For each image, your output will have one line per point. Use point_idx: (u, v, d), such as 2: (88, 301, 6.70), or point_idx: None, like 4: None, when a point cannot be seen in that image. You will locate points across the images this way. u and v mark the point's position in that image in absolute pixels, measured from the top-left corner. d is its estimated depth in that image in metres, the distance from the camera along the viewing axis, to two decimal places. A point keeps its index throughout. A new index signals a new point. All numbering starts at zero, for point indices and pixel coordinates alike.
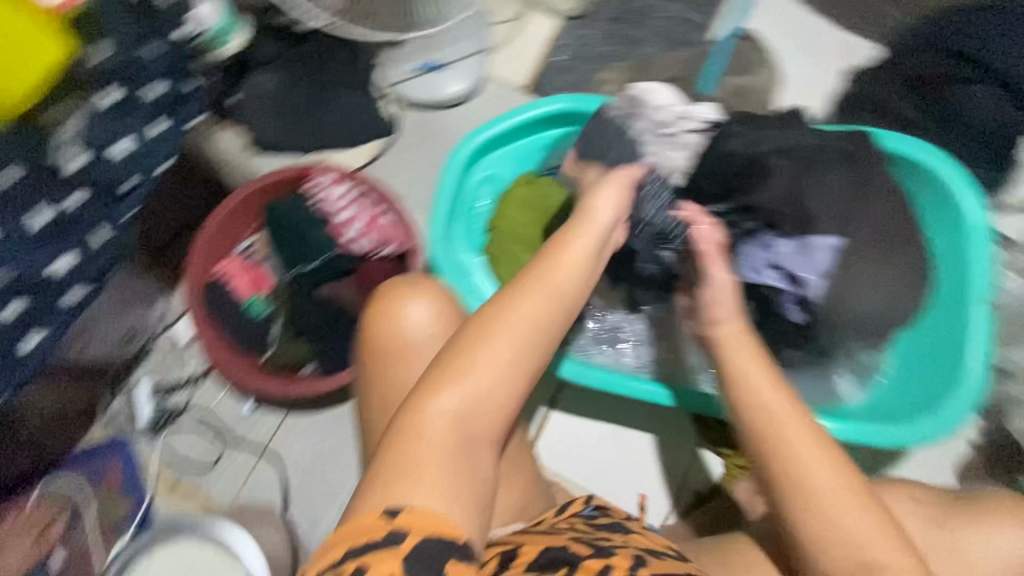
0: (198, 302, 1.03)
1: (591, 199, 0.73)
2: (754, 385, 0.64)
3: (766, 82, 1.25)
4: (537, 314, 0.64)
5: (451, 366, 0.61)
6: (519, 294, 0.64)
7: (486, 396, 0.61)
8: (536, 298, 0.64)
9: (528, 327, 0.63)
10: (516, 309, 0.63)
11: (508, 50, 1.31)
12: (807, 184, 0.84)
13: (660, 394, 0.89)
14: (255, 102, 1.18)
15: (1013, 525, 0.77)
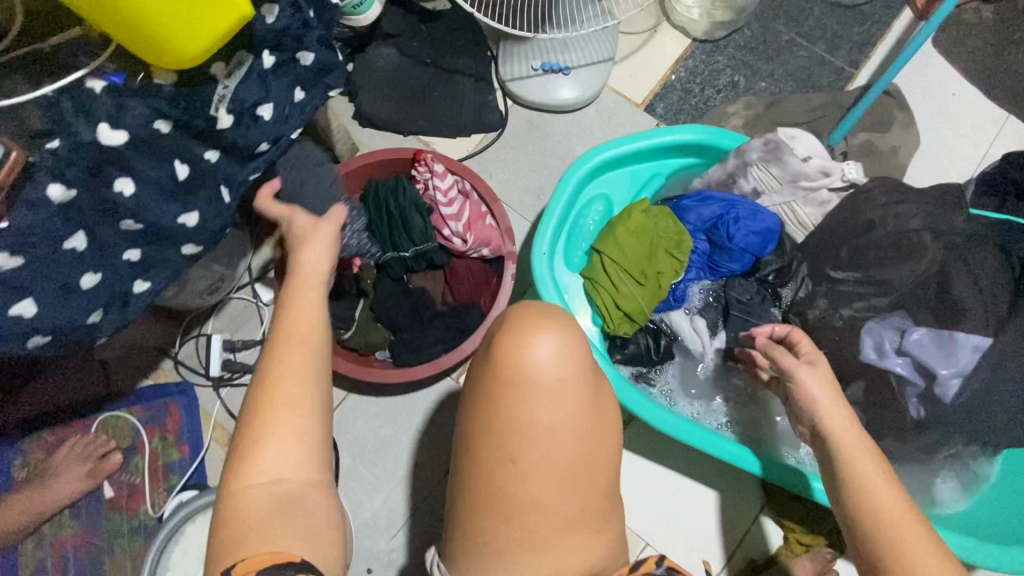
0: (287, 268, 1.01)
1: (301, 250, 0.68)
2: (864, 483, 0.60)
3: (901, 143, 1.17)
4: (310, 366, 0.59)
5: (245, 439, 0.55)
6: (281, 345, 0.60)
7: (302, 451, 0.55)
8: (302, 350, 0.59)
9: (314, 377, 0.59)
10: (291, 364, 0.58)
11: (631, 62, 1.26)
12: (951, 271, 0.79)
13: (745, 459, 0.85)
14: (372, 74, 1.17)
15: None
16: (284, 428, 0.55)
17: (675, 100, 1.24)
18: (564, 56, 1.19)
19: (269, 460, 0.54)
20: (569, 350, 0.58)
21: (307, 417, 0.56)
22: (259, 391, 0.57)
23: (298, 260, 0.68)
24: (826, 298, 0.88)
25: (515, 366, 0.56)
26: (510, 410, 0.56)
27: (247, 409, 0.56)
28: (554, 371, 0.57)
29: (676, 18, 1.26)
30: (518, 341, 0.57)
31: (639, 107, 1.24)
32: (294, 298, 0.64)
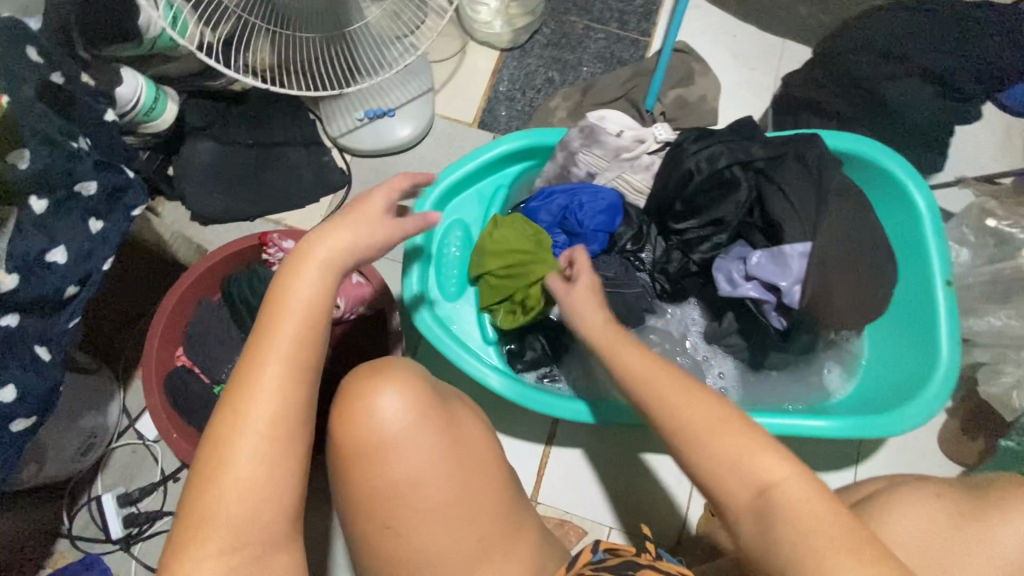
0: (160, 397, 0.93)
1: (289, 275, 0.56)
2: (676, 407, 0.61)
3: (707, 91, 1.28)
4: (296, 390, 0.53)
5: (211, 452, 0.51)
6: (263, 365, 0.52)
7: (271, 475, 0.51)
8: (282, 378, 0.53)
9: (295, 406, 0.53)
10: (261, 391, 0.52)
11: (451, 88, 1.30)
12: (765, 192, 0.88)
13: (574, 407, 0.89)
14: (194, 173, 1.13)
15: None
16: (249, 446, 0.51)
17: (503, 110, 1.30)
18: (384, 99, 1.20)
19: (232, 487, 0.50)
20: (413, 402, 0.59)
21: (279, 454, 0.52)
22: (232, 413, 0.52)
23: (308, 255, 0.57)
24: (680, 249, 0.96)
25: (361, 433, 0.58)
26: (370, 478, 0.58)
27: (217, 421, 0.52)
28: (396, 425, 0.58)
29: (479, 36, 1.31)
30: (360, 408, 0.58)
31: (473, 126, 1.29)
32: (282, 312, 0.54)
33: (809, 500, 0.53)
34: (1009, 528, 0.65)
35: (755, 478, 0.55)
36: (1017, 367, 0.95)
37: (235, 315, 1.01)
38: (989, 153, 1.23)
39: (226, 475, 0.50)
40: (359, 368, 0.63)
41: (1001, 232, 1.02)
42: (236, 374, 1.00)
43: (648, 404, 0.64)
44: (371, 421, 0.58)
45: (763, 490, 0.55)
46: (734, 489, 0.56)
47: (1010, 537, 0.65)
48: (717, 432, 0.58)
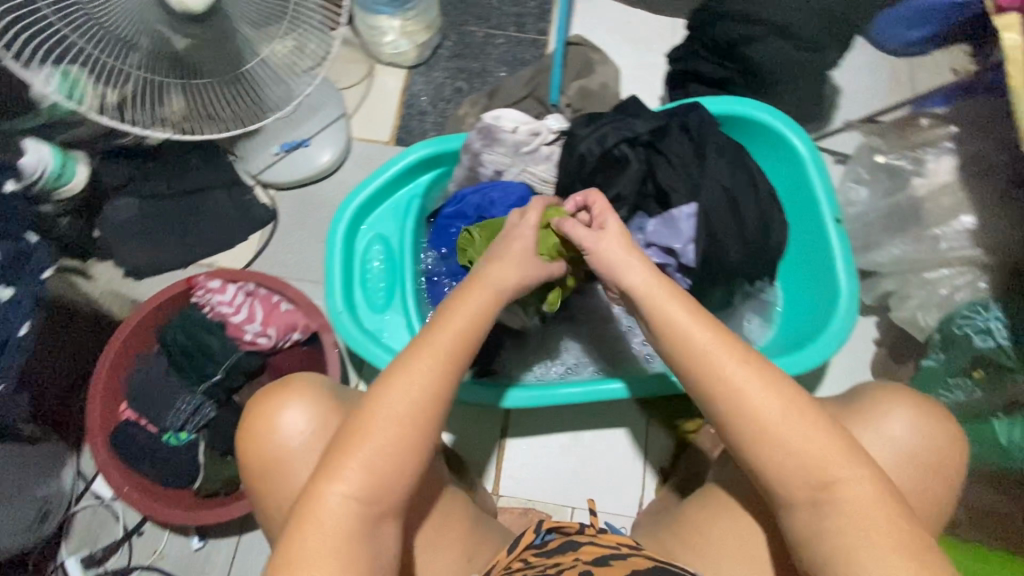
0: (107, 453, 0.94)
1: (488, 270, 0.72)
2: (750, 399, 0.60)
3: (608, 77, 1.33)
4: (421, 409, 0.61)
5: (339, 448, 0.60)
6: (397, 380, 0.62)
7: (375, 473, 0.60)
8: (409, 393, 0.62)
9: (420, 406, 0.62)
10: (390, 403, 0.61)
11: (363, 112, 1.34)
12: (655, 164, 0.93)
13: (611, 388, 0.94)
14: (119, 232, 1.16)
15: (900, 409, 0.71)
16: (369, 448, 0.60)
17: (418, 125, 1.35)
18: (298, 130, 1.23)
19: (344, 479, 0.59)
20: (317, 417, 0.69)
21: (411, 445, 0.61)
22: (366, 418, 0.61)
23: (478, 284, 0.70)
24: None
25: (270, 448, 0.69)
26: (279, 486, 0.69)
27: (352, 424, 0.61)
28: (300, 432, 0.69)
29: (384, 57, 1.36)
30: (269, 425, 0.69)
31: (390, 144, 1.33)
32: (430, 337, 0.65)
33: (869, 499, 0.58)
34: (889, 421, 0.70)
35: (825, 475, 0.59)
36: (920, 289, 1.00)
37: (172, 362, 1.02)
38: (879, 92, 1.29)
39: (346, 466, 0.59)
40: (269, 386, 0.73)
41: (891, 165, 1.06)
42: (181, 419, 1.00)
43: (710, 385, 0.62)
44: (279, 436, 0.69)
45: (827, 485, 0.59)
46: (795, 482, 0.60)
47: (896, 421, 0.70)
48: (792, 417, 0.60)
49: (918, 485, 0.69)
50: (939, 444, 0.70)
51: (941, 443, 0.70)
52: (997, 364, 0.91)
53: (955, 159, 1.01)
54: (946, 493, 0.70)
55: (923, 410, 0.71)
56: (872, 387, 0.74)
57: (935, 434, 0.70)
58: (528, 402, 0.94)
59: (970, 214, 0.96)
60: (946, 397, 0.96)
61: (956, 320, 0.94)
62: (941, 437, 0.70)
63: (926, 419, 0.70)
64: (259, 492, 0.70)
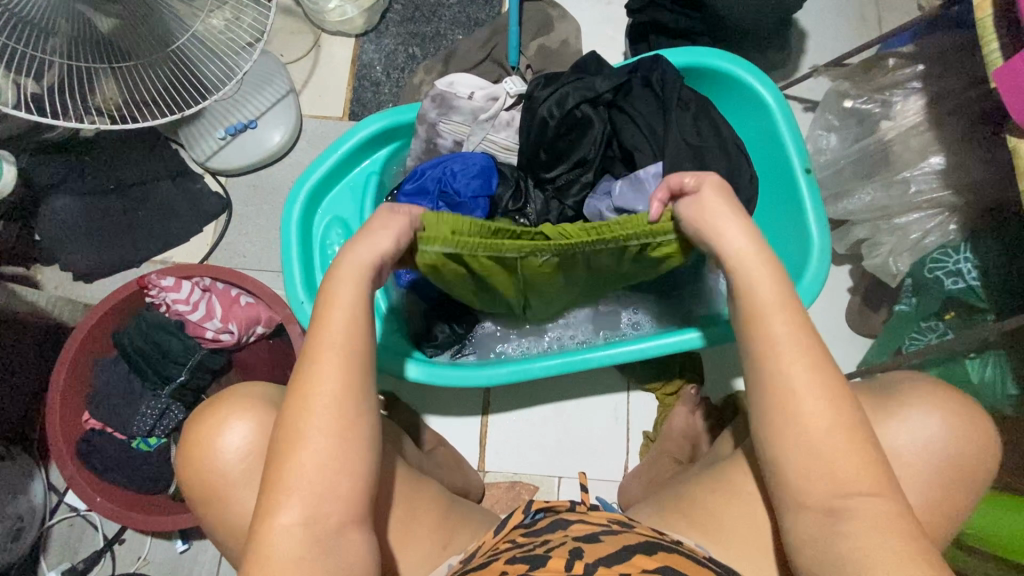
0: (76, 466, 0.90)
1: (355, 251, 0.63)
2: (785, 380, 0.55)
3: (568, 34, 1.27)
4: (349, 383, 0.56)
5: (278, 456, 0.53)
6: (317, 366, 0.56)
7: (329, 469, 0.53)
8: (336, 365, 0.56)
9: (342, 431, 0.54)
10: (321, 377, 0.55)
11: (313, 85, 1.27)
12: (618, 124, 0.90)
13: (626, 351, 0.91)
14: (59, 232, 1.09)
15: (929, 410, 0.64)
16: (314, 434, 0.53)
17: (371, 97, 1.27)
18: (243, 112, 1.16)
19: (299, 466, 0.52)
20: (259, 435, 0.64)
21: (336, 462, 0.53)
22: (294, 404, 0.54)
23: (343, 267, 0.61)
24: (556, 198, 0.97)
25: (213, 463, 0.64)
26: (226, 510, 0.64)
27: (285, 417, 0.55)
28: (236, 455, 0.64)
29: (329, 26, 1.27)
30: (205, 449, 0.64)
31: (344, 119, 1.26)
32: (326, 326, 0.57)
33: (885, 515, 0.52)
34: (919, 418, 0.64)
35: (835, 484, 0.53)
36: (890, 235, 0.99)
37: (131, 364, 0.97)
38: (848, 33, 1.26)
39: (295, 455, 0.53)
40: (204, 407, 0.68)
41: (860, 109, 1.04)
42: (146, 426, 0.96)
43: (755, 379, 0.58)
44: (219, 452, 0.64)
45: (845, 495, 0.53)
46: (811, 488, 0.54)
47: (925, 422, 0.64)
48: (836, 431, 0.54)
49: (929, 483, 0.63)
50: (969, 455, 0.63)
51: (975, 442, 0.63)
52: (970, 305, 0.91)
53: (923, 98, 0.97)
54: (960, 499, 0.64)
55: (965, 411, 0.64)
56: (908, 381, 0.68)
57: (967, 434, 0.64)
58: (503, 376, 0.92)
59: (939, 154, 0.94)
60: (917, 340, 0.96)
61: (928, 264, 0.94)
62: (974, 443, 0.63)
63: (964, 433, 0.63)
64: (210, 519, 0.66)
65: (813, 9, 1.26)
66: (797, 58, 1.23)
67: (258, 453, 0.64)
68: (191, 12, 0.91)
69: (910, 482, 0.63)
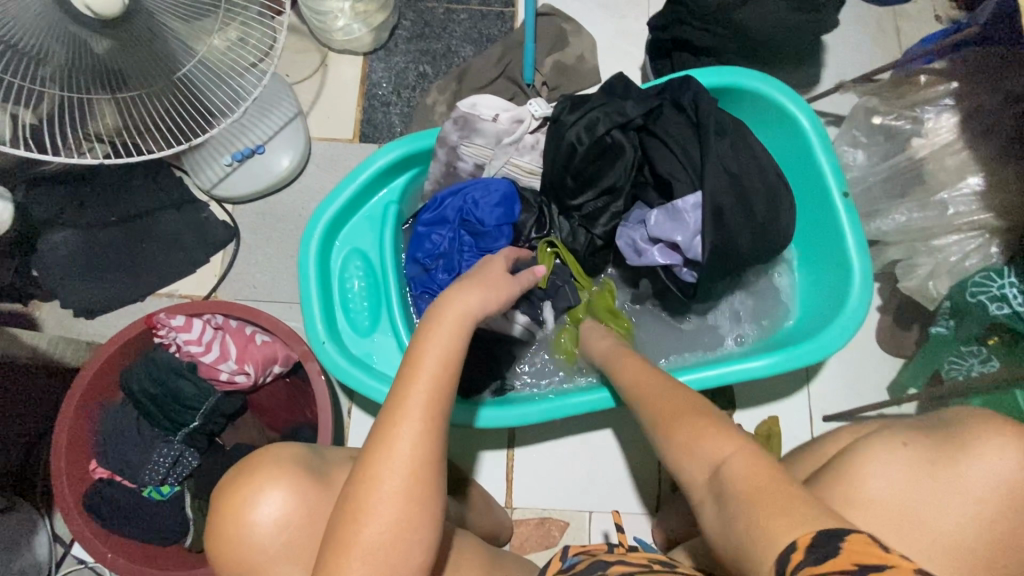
0: (84, 520, 0.84)
1: (448, 296, 0.61)
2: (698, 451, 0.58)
3: (584, 49, 1.24)
4: (431, 451, 0.52)
5: (343, 518, 0.51)
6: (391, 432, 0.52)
7: (395, 542, 0.50)
8: (417, 431, 0.52)
9: (415, 498, 0.51)
10: (398, 441, 0.51)
11: (321, 106, 1.22)
12: (651, 150, 0.86)
13: (583, 402, 0.87)
14: (61, 268, 1.04)
15: (994, 439, 0.59)
16: (383, 496, 0.50)
17: (382, 118, 1.23)
18: (249, 137, 1.11)
19: (373, 524, 0.50)
20: (292, 501, 0.60)
21: (403, 529, 0.50)
22: (376, 457, 0.51)
23: (445, 312, 0.59)
24: (583, 226, 0.93)
25: (245, 537, 0.60)
26: None
27: (361, 471, 0.52)
28: (271, 525, 0.59)
29: (337, 45, 1.23)
30: (235, 523, 0.60)
31: (354, 141, 1.21)
32: (414, 378, 0.54)
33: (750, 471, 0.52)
34: (979, 458, 0.59)
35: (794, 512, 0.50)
36: (927, 257, 0.96)
37: (141, 409, 0.92)
38: (868, 46, 1.24)
39: (369, 513, 0.50)
40: (233, 472, 0.63)
41: (890, 127, 1.01)
42: (160, 473, 0.91)
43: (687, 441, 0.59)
44: (251, 525, 0.60)
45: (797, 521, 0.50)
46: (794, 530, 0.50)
47: (992, 460, 0.58)
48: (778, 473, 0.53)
49: (999, 517, 0.57)
50: None
51: None
52: (1011, 330, 0.87)
53: (957, 116, 0.94)
54: None
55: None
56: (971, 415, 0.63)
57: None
58: (511, 420, 0.88)
59: (978, 174, 0.92)
60: (959, 364, 0.94)
61: (970, 288, 0.90)
62: None
63: None
64: None
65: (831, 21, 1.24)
66: (818, 72, 1.21)
67: (295, 520, 0.60)
68: (193, 33, 0.85)
69: (973, 517, 0.58)
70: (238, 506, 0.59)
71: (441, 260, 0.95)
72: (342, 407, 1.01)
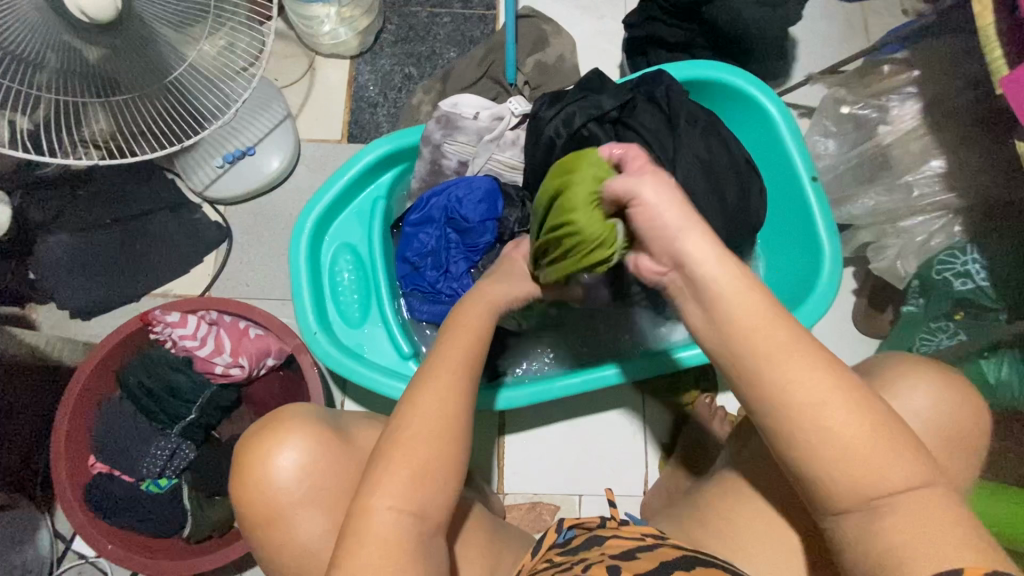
0: (84, 513, 0.86)
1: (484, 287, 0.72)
2: (801, 402, 0.47)
3: (564, 49, 1.28)
4: (464, 395, 0.57)
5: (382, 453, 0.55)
6: (431, 379, 0.57)
7: (424, 475, 0.54)
8: (453, 378, 0.58)
9: (446, 436, 0.55)
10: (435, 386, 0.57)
11: (310, 109, 1.26)
12: (626, 141, 0.90)
13: (596, 377, 0.91)
14: (57, 270, 1.06)
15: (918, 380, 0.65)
16: (419, 432, 0.55)
17: (369, 119, 1.27)
18: (240, 139, 1.14)
19: (408, 458, 0.54)
20: (313, 449, 0.63)
21: (435, 463, 0.54)
22: (415, 407, 0.56)
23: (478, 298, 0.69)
24: None
25: (267, 481, 0.62)
26: (280, 524, 0.62)
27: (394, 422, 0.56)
28: (295, 470, 0.63)
29: (324, 49, 1.26)
30: (259, 468, 0.63)
31: (342, 141, 1.25)
32: (452, 347, 0.61)
33: (932, 504, 0.47)
34: (903, 390, 0.65)
35: (873, 481, 0.46)
36: (896, 238, 1.00)
37: (137, 404, 0.94)
38: (837, 40, 1.29)
39: (406, 447, 0.54)
40: (255, 429, 0.66)
41: (857, 115, 1.05)
42: (157, 466, 0.93)
43: (757, 392, 0.49)
44: (274, 469, 0.63)
45: (878, 496, 0.47)
46: (844, 493, 0.47)
47: (916, 394, 0.64)
48: (875, 437, 0.47)
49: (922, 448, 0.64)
50: (955, 415, 0.65)
51: (960, 403, 0.65)
52: (979, 305, 0.92)
53: (919, 102, 0.98)
54: (957, 464, 0.65)
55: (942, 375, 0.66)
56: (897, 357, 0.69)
57: (954, 400, 0.65)
58: (528, 396, 0.92)
59: (940, 157, 0.96)
60: (928, 341, 0.97)
61: (935, 266, 0.95)
62: (959, 404, 0.65)
63: (952, 397, 0.65)
64: (260, 537, 0.63)
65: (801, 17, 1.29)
66: (790, 65, 1.25)
67: (318, 467, 0.63)
68: (185, 40, 0.89)
69: None
70: (266, 450, 0.63)
71: (430, 258, 0.97)
72: (336, 399, 1.04)
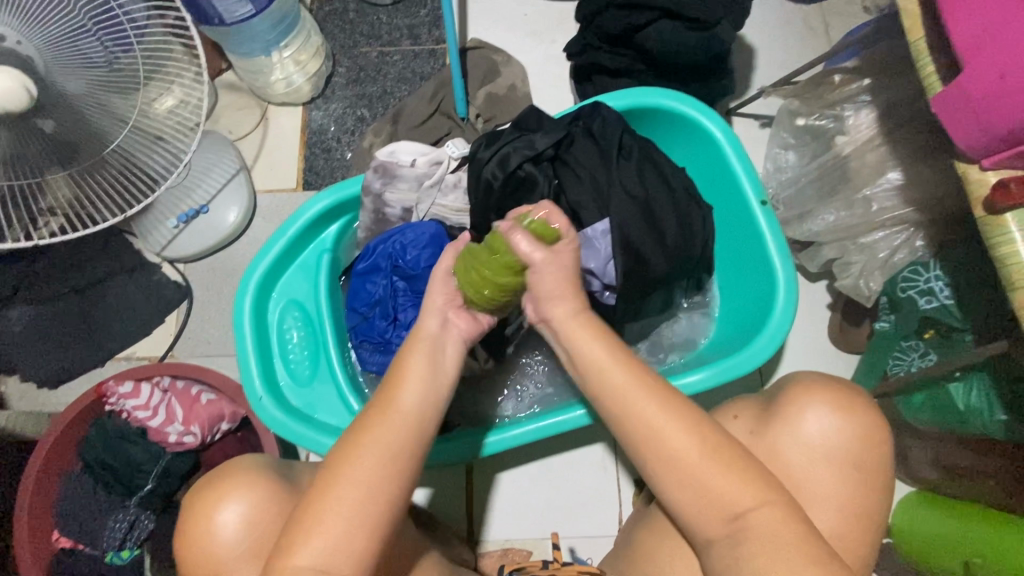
0: None
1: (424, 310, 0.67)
2: (668, 442, 0.59)
3: (514, 78, 1.26)
4: (386, 470, 0.57)
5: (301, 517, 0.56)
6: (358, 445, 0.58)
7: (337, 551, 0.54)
8: (384, 445, 0.58)
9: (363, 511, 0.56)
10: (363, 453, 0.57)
11: (265, 159, 1.26)
12: (563, 181, 0.87)
13: (555, 423, 0.88)
14: (21, 345, 1.08)
15: (823, 407, 0.65)
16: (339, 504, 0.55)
17: (324, 164, 1.26)
18: (194, 197, 1.15)
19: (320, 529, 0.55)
20: (254, 511, 0.65)
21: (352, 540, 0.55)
22: (340, 467, 0.57)
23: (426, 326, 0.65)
24: None
25: (206, 536, 0.65)
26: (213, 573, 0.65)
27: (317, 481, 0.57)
28: (232, 528, 0.65)
29: (276, 98, 1.26)
30: (204, 519, 0.65)
31: (298, 189, 1.24)
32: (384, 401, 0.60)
33: (778, 529, 0.56)
34: (808, 419, 0.64)
35: (730, 513, 0.57)
36: (859, 254, 0.96)
37: (95, 476, 0.94)
38: (796, 45, 1.25)
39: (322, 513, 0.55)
40: (202, 483, 0.69)
41: (814, 126, 1.02)
42: (118, 538, 0.93)
43: (633, 440, 0.61)
44: (215, 524, 0.65)
45: (737, 520, 0.57)
46: (708, 522, 0.58)
47: (814, 418, 0.64)
48: (729, 478, 0.58)
49: (835, 479, 0.64)
50: (864, 444, 0.64)
51: (868, 429, 0.64)
52: (948, 325, 0.88)
53: (875, 111, 0.94)
54: (876, 493, 0.64)
55: (844, 398, 0.65)
56: (803, 379, 0.68)
57: (860, 428, 0.64)
58: (478, 447, 0.89)
59: (896, 169, 0.91)
60: (901, 361, 0.93)
61: (900, 283, 0.92)
62: (868, 428, 0.64)
63: (857, 423, 0.64)
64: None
65: (757, 25, 1.25)
66: (747, 76, 1.22)
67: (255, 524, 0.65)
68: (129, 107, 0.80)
69: (813, 483, 0.64)
70: (214, 501, 0.66)
71: (377, 307, 0.95)
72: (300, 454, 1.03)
